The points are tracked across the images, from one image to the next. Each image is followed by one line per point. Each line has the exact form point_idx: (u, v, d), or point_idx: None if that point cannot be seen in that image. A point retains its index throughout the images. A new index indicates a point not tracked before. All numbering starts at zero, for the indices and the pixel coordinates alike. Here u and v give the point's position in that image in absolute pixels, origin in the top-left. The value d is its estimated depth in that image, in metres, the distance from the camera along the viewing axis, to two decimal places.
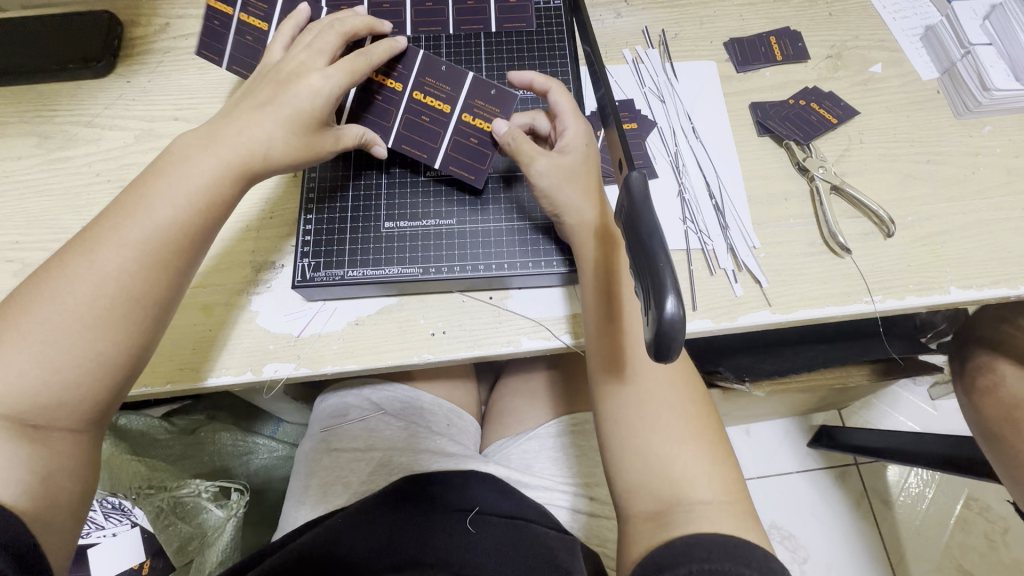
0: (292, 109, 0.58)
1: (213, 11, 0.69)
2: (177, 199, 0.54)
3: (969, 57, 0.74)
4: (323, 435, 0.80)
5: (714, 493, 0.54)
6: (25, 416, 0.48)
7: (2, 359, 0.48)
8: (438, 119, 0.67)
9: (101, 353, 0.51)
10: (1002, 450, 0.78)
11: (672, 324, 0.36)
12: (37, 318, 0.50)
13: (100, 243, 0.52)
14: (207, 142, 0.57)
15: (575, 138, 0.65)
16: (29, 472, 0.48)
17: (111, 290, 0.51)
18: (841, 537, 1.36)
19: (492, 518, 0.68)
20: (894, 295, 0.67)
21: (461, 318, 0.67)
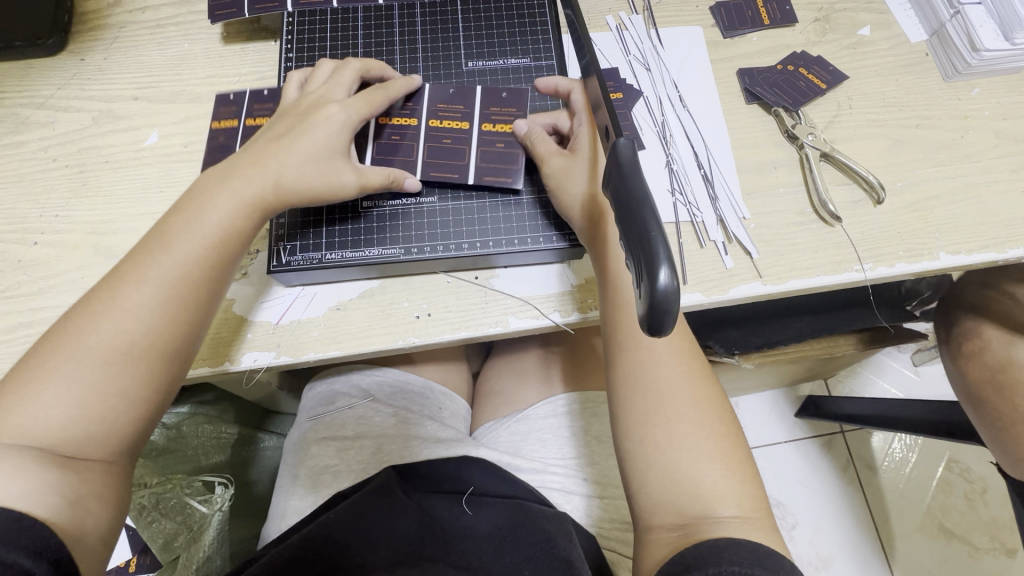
0: (313, 140, 0.59)
1: (221, 130, 0.70)
2: (195, 236, 0.55)
3: (958, 17, 0.72)
4: (308, 424, 0.78)
5: (741, 509, 0.54)
6: (57, 448, 0.49)
7: (34, 398, 0.49)
8: (459, 138, 0.67)
9: (125, 389, 0.51)
10: (988, 414, 0.79)
11: (666, 294, 0.34)
12: (66, 357, 0.51)
13: (124, 280, 0.53)
14: (227, 180, 0.57)
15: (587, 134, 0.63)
16: (61, 497, 0.47)
17: (133, 326, 0.52)
18: (828, 503, 1.39)
19: (488, 498, 0.68)
20: (884, 262, 0.66)
21: (446, 299, 0.64)
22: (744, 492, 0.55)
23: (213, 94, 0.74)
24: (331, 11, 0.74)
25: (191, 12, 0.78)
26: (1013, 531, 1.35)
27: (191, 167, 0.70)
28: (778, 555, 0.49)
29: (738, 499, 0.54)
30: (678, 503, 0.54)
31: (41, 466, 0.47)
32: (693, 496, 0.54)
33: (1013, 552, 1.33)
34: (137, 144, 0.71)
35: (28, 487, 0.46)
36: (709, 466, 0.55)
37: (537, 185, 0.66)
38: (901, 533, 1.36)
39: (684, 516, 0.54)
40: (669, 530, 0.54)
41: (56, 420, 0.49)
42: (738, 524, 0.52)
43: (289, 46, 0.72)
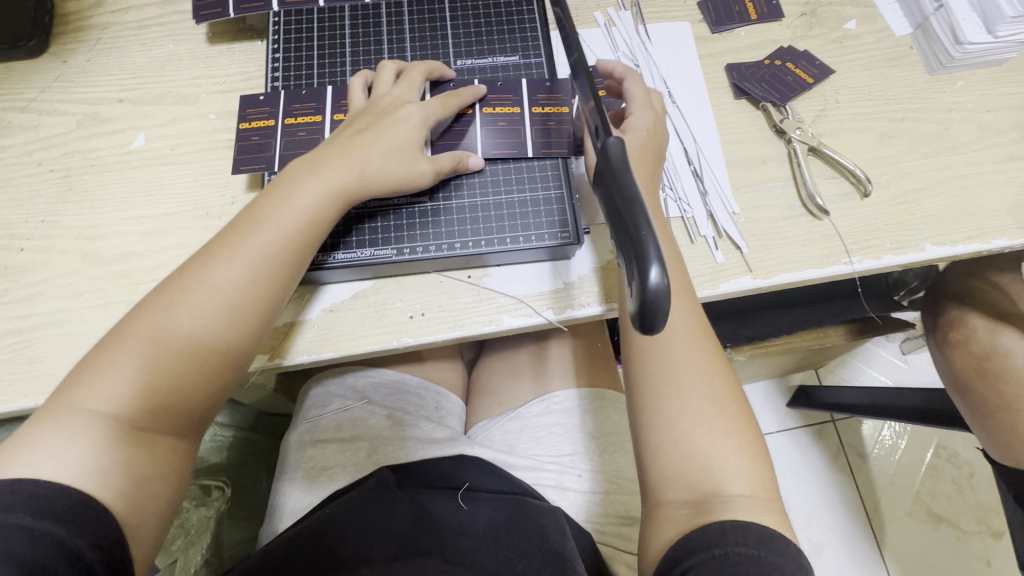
0: (394, 137, 0.61)
1: (254, 129, 0.68)
2: (283, 219, 0.57)
3: (942, 11, 0.73)
4: (304, 426, 0.79)
5: (750, 488, 0.54)
6: (132, 420, 0.50)
7: (121, 365, 0.51)
8: (512, 121, 0.68)
9: (206, 364, 0.53)
10: (975, 400, 0.80)
11: (655, 291, 0.35)
12: (154, 327, 0.52)
13: (216, 256, 0.55)
14: (314, 169, 0.59)
15: (641, 121, 0.64)
16: (129, 477, 0.49)
17: (219, 302, 0.54)
18: (820, 490, 1.41)
19: (483, 494, 0.68)
20: (871, 254, 0.67)
21: (439, 298, 0.65)
22: (752, 473, 0.55)
23: (200, 95, 0.73)
24: (317, 10, 0.73)
25: (174, 12, 0.77)
26: (998, 514, 1.38)
27: (180, 170, 0.70)
28: (783, 538, 0.50)
29: (748, 477, 0.55)
30: (689, 480, 0.55)
31: (115, 444, 0.49)
32: (704, 475, 0.55)
33: (999, 534, 1.37)
34: (123, 147, 0.70)
35: (103, 465, 0.48)
36: (718, 442, 0.56)
37: (529, 183, 0.66)
38: (891, 519, 1.39)
39: (696, 494, 0.55)
40: (679, 509, 0.55)
41: (131, 395, 0.50)
42: (742, 504, 0.53)
43: (275, 46, 0.72)
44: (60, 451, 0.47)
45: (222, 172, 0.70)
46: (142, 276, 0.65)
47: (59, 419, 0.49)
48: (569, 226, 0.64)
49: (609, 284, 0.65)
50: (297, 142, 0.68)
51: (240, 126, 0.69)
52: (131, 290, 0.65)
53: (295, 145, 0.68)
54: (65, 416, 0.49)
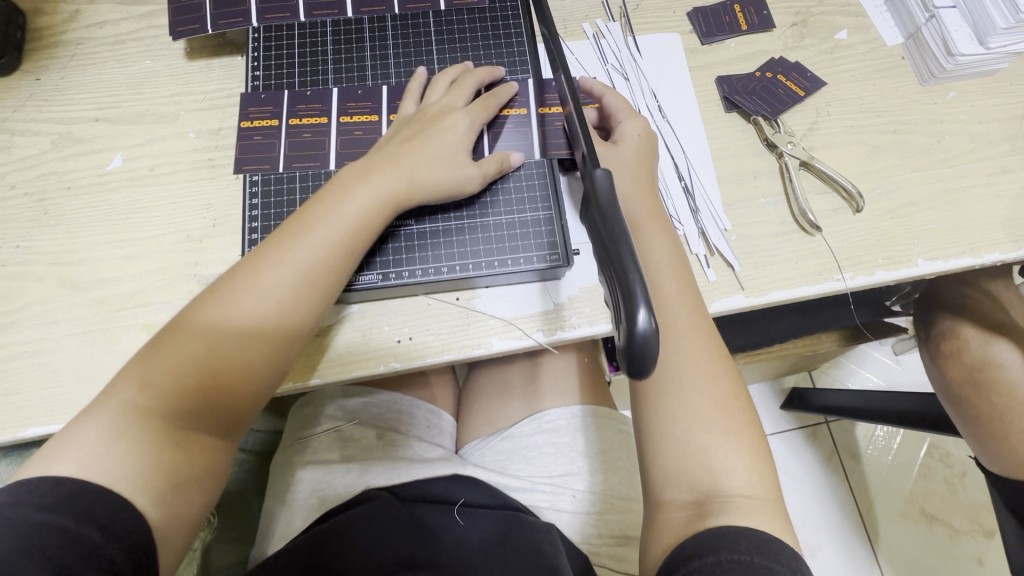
0: (441, 145, 0.61)
1: (259, 128, 0.68)
2: (332, 225, 0.57)
3: (934, 21, 0.72)
4: (294, 446, 0.77)
5: (750, 488, 0.53)
6: (175, 419, 0.51)
7: (170, 363, 0.52)
8: (519, 122, 0.68)
9: (249, 367, 0.54)
10: (965, 411, 0.81)
11: (644, 333, 0.34)
12: (203, 328, 0.53)
13: (266, 258, 0.55)
14: (361, 178, 0.59)
15: (632, 129, 0.65)
16: (166, 479, 0.50)
17: (266, 305, 0.54)
18: (815, 493, 1.41)
19: (479, 509, 0.69)
20: (864, 270, 0.66)
21: (428, 322, 0.64)
22: (754, 471, 0.54)
23: (179, 113, 0.71)
24: (298, 26, 0.71)
25: (151, 27, 0.75)
26: (990, 513, 1.39)
27: (159, 191, 0.68)
28: (779, 541, 0.49)
29: (748, 476, 0.54)
30: (689, 477, 0.54)
31: (156, 443, 0.50)
32: (703, 475, 0.54)
33: (991, 533, 1.37)
34: (100, 169, 0.68)
35: (144, 465, 0.49)
36: (718, 438, 0.55)
37: (517, 205, 0.65)
38: (884, 519, 1.40)
39: (696, 493, 0.54)
40: (681, 507, 0.54)
41: (176, 395, 0.52)
42: (741, 505, 0.52)
43: (256, 63, 0.70)
44: (105, 447, 0.49)
45: (203, 192, 0.68)
46: (122, 302, 0.63)
47: (109, 412, 0.50)
48: (558, 248, 0.63)
49: (600, 305, 0.64)
50: (302, 144, 0.67)
51: (242, 124, 0.68)
52: (111, 317, 0.63)
53: (299, 146, 0.67)
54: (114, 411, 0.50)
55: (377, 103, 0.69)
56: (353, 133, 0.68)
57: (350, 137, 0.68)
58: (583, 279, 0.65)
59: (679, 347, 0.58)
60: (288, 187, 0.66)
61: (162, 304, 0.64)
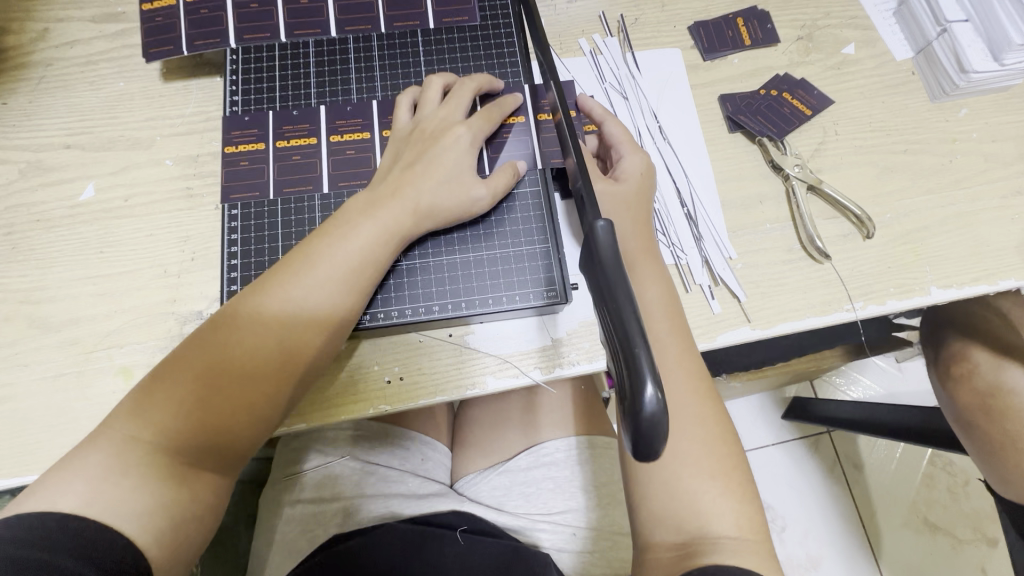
0: (444, 163, 0.57)
1: (245, 151, 0.64)
2: (338, 256, 0.53)
3: (945, 35, 0.69)
4: (281, 484, 0.74)
5: (739, 529, 0.50)
6: (177, 454, 0.48)
7: (168, 406, 0.48)
8: (521, 130, 0.65)
9: (252, 408, 0.50)
10: (978, 439, 0.77)
11: (651, 413, 0.30)
12: (202, 367, 0.50)
13: (268, 293, 0.52)
14: (370, 205, 0.55)
15: (633, 167, 0.62)
16: (167, 519, 0.47)
17: (271, 342, 0.51)
18: (814, 503, 1.38)
19: (481, 536, 0.66)
20: (874, 300, 0.63)
21: (419, 361, 0.60)
22: (741, 512, 0.51)
23: (155, 139, 0.67)
24: (279, 47, 0.67)
25: (125, 46, 0.71)
26: (994, 520, 1.37)
27: (134, 222, 0.64)
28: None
29: (737, 518, 0.51)
30: (675, 518, 0.51)
31: (158, 480, 0.47)
32: (690, 515, 0.51)
33: (994, 541, 1.36)
34: (71, 199, 0.65)
35: (145, 504, 0.46)
36: (705, 483, 0.51)
37: (511, 238, 0.62)
38: (885, 530, 1.36)
39: (683, 534, 0.50)
40: (667, 549, 0.51)
41: (178, 431, 0.48)
42: (731, 548, 0.49)
43: (234, 85, 0.66)
44: (105, 482, 0.46)
45: (180, 224, 0.64)
46: (96, 343, 0.60)
47: (111, 443, 0.48)
48: (555, 284, 0.60)
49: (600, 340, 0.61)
50: (293, 167, 0.64)
51: (226, 149, 0.64)
52: (84, 359, 0.60)
53: (290, 169, 0.64)
54: (116, 443, 0.48)
55: (368, 121, 0.66)
56: (346, 153, 0.64)
57: (344, 157, 0.64)
58: (581, 313, 0.62)
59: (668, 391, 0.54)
60: (269, 221, 0.62)
61: (138, 344, 0.60)
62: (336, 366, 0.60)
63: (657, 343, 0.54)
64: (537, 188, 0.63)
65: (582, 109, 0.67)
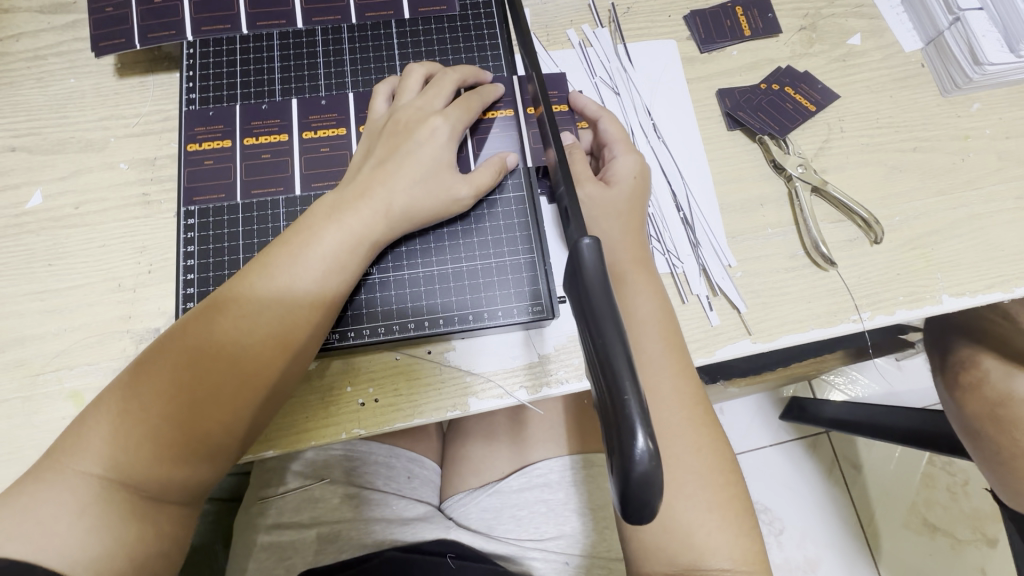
0: (420, 158, 0.53)
1: (210, 149, 0.59)
2: (303, 262, 0.48)
3: (958, 24, 0.64)
4: (256, 508, 0.70)
5: (733, 564, 0.47)
6: (134, 488, 0.43)
7: (114, 439, 0.43)
8: (507, 124, 0.61)
9: (212, 433, 0.44)
10: (986, 447, 0.74)
11: (643, 468, 0.26)
12: (150, 393, 0.44)
13: (225, 307, 0.46)
14: (336, 207, 0.50)
15: (626, 169, 0.57)
16: (128, 560, 0.41)
17: (228, 360, 0.45)
18: (817, 510, 1.21)
19: (468, 564, 0.63)
20: (882, 310, 0.59)
21: (397, 380, 0.56)
22: (738, 545, 0.47)
23: (108, 140, 0.62)
24: (241, 40, 0.62)
25: (76, 39, 0.65)
26: (996, 519, 1.19)
27: (86, 232, 0.59)
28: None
29: (731, 553, 0.47)
30: (666, 551, 0.47)
31: (116, 517, 0.42)
32: (685, 550, 0.47)
33: (995, 542, 1.18)
34: (16, 208, 0.60)
35: (101, 546, 0.41)
36: (701, 515, 0.47)
37: (493, 247, 0.57)
38: (887, 530, 1.20)
39: (674, 567, 0.47)
40: None
41: (129, 464, 0.43)
42: None
43: (192, 81, 0.61)
44: (54, 522, 0.40)
45: (136, 233, 0.59)
46: (44, 365, 0.55)
47: (57, 479, 0.42)
48: (541, 298, 0.56)
49: None
50: (261, 167, 0.59)
51: (187, 148, 0.59)
52: (30, 382, 0.55)
53: (258, 169, 0.59)
54: (62, 478, 0.42)
55: (344, 115, 0.61)
56: (320, 150, 0.59)
57: (317, 155, 0.59)
58: (570, 326, 0.58)
59: (659, 417, 0.49)
60: (230, 230, 0.57)
61: (90, 365, 0.55)
62: (305, 386, 0.55)
63: (648, 365, 0.50)
64: (521, 192, 0.59)
65: (574, 106, 0.62)
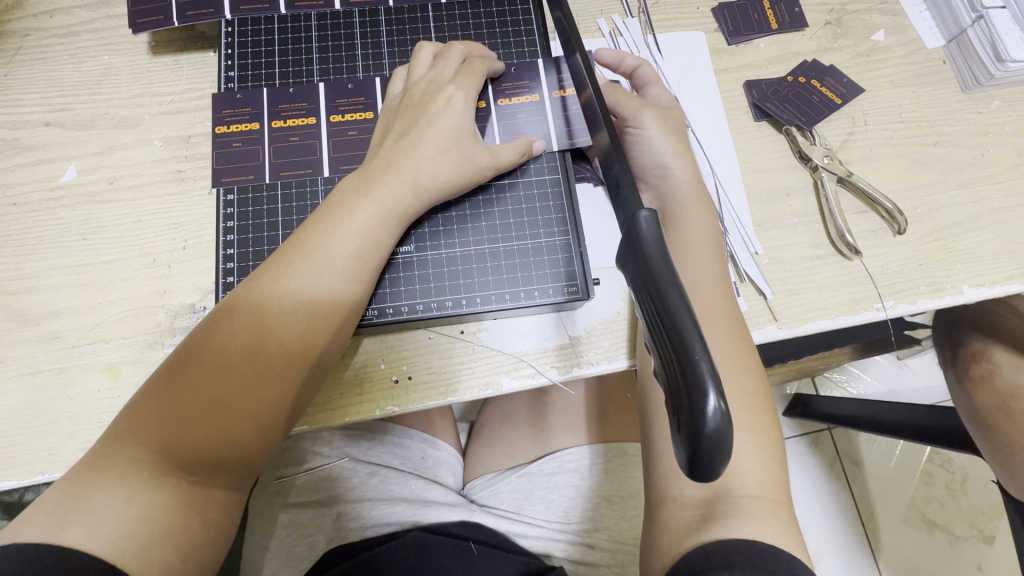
0: (448, 135, 0.54)
1: (239, 132, 0.60)
2: (336, 239, 0.48)
3: (981, 22, 0.66)
4: (273, 487, 0.70)
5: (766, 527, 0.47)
6: (187, 466, 0.44)
7: (164, 421, 0.44)
8: (531, 109, 0.61)
9: (258, 407, 0.45)
10: (995, 439, 0.75)
11: (715, 427, 0.27)
12: (192, 374, 0.45)
13: (261, 288, 0.47)
14: (365, 183, 0.51)
15: (665, 99, 0.62)
16: (175, 549, 0.42)
17: (268, 338, 0.46)
18: (818, 505, 1.22)
19: (492, 550, 0.64)
20: (905, 299, 0.61)
21: (429, 358, 0.57)
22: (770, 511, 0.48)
23: (142, 118, 0.62)
24: (279, 20, 0.63)
25: (110, 16, 0.65)
26: (994, 517, 1.21)
27: (120, 208, 0.59)
28: (765, 542, 0.43)
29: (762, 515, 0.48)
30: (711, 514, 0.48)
31: (163, 505, 0.42)
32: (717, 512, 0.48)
33: (992, 539, 1.20)
34: (51, 182, 0.60)
35: (146, 525, 0.41)
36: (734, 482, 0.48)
37: (528, 229, 0.58)
38: (887, 526, 1.21)
39: None
40: None
41: (180, 442, 0.43)
42: None
43: (228, 60, 0.61)
44: (104, 509, 0.41)
45: (171, 210, 0.60)
46: (78, 338, 0.56)
47: (110, 462, 0.43)
48: (576, 280, 0.57)
49: (622, 339, 0.58)
50: (289, 149, 0.59)
51: (216, 130, 0.60)
52: (65, 355, 0.55)
53: (286, 152, 0.59)
54: (113, 467, 0.43)
55: (371, 99, 0.61)
56: (347, 134, 0.60)
57: (344, 138, 0.60)
58: (600, 309, 0.59)
59: None
60: (269, 207, 0.57)
61: (124, 339, 0.56)
62: (341, 363, 0.56)
63: None
64: (557, 175, 0.59)
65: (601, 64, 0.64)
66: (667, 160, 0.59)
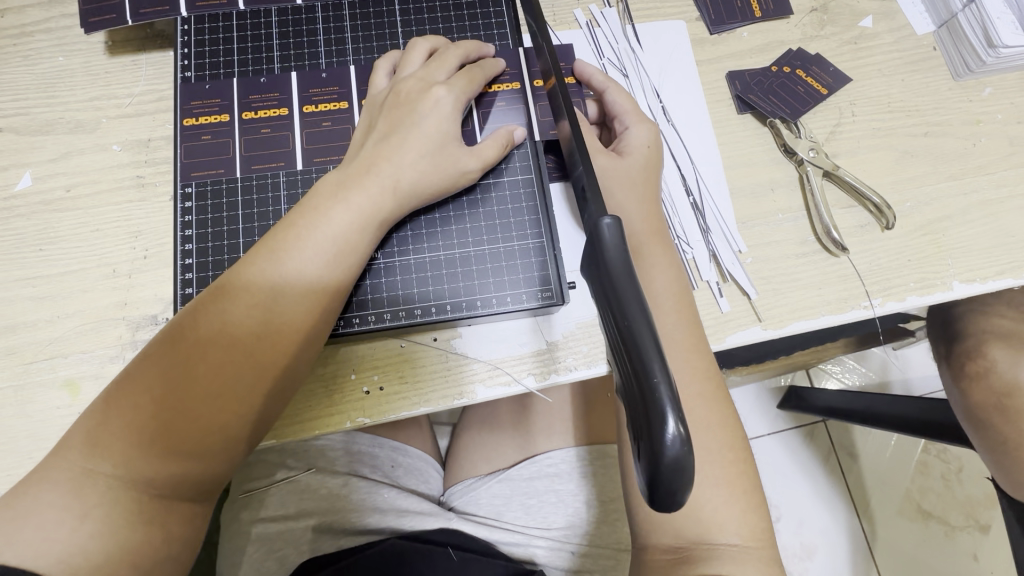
0: (431, 136, 0.51)
1: (207, 125, 0.57)
2: (309, 246, 0.46)
3: (972, 6, 0.63)
4: (243, 501, 0.68)
5: (742, 536, 0.46)
6: (144, 483, 0.41)
7: (125, 435, 0.42)
8: (510, 98, 0.59)
9: (223, 424, 0.43)
10: (991, 437, 0.73)
11: (675, 455, 0.25)
12: (156, 386, 0.42)
13: (230, 296, 0.45)
14: (340, 187, 0.48)
15: (640, 140, 0.56)
16: (132, 568, 0.40)
17: (235, 351, 0.44)
18: (813, 498, 1.21)
19: (471, 554, 0.63)
20: (894, 296, 0.59)
21: (399, 368, 0.55)
22: (750, 520, 0.46)
23: (100, 121, 0.60)
24: (238, 16, 0.60)
25: (63, 15, 0.63)
26: (990, 506, 1.21)
27: (77, 217, 0.57)
28: None
29: (742, 525, 0.46)
30: (689, 523, 0.46)
31: (120, 521, 0.40)
32: (693, 521, 0.46)
33: (988, 528, 1.20)
34: (5, 190, 0.58)
35: (100, 543, 0.40)
36: (713, 489, 0.47)
37: (502, 231, 0.56)
38: (884, 518, 1.20)
39: (688, 539, 0.46)
40: (663, 551, 0.47)
41: (140, 458, 0.41)
42: (735, 556, 0.45)
43: (186, 59, 0.59)
44: (56, 527, 0.39)
45: (131, 218, 0.57)
46: (36, 353, 0.54)
47: (65, 479, 0.41)
48: (551, 284, 0.55)
49: (600, 344, 0.56)
50: (260, 141, 0.57)
51: (184, 122, 0.57)
52: (22, 371, 0.53)
53: (257, 144, 0.57)
54: (70, 482, 0.41)
55: (345, 88, 0.59)
56: (320, 125, 0.58)
57: (317, 130, 0.58)
58: (577, 313, 0.57)
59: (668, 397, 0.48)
60: (229, 214, 0.55)
61: (84, 354, 0.54)
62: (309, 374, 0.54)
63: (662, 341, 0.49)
64: (530, 175, 0.57)
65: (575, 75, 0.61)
66: (612, 205, 0.52)
